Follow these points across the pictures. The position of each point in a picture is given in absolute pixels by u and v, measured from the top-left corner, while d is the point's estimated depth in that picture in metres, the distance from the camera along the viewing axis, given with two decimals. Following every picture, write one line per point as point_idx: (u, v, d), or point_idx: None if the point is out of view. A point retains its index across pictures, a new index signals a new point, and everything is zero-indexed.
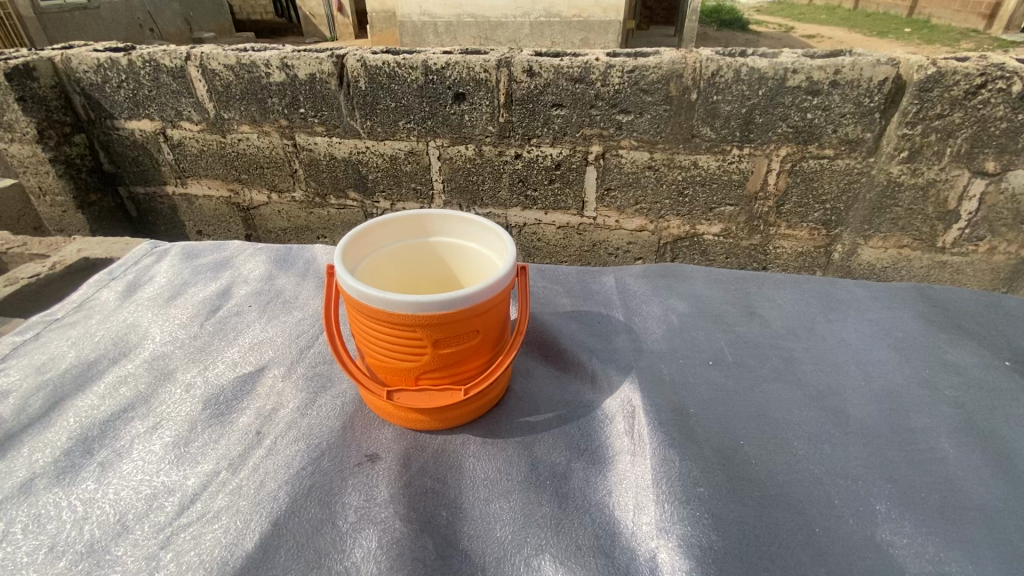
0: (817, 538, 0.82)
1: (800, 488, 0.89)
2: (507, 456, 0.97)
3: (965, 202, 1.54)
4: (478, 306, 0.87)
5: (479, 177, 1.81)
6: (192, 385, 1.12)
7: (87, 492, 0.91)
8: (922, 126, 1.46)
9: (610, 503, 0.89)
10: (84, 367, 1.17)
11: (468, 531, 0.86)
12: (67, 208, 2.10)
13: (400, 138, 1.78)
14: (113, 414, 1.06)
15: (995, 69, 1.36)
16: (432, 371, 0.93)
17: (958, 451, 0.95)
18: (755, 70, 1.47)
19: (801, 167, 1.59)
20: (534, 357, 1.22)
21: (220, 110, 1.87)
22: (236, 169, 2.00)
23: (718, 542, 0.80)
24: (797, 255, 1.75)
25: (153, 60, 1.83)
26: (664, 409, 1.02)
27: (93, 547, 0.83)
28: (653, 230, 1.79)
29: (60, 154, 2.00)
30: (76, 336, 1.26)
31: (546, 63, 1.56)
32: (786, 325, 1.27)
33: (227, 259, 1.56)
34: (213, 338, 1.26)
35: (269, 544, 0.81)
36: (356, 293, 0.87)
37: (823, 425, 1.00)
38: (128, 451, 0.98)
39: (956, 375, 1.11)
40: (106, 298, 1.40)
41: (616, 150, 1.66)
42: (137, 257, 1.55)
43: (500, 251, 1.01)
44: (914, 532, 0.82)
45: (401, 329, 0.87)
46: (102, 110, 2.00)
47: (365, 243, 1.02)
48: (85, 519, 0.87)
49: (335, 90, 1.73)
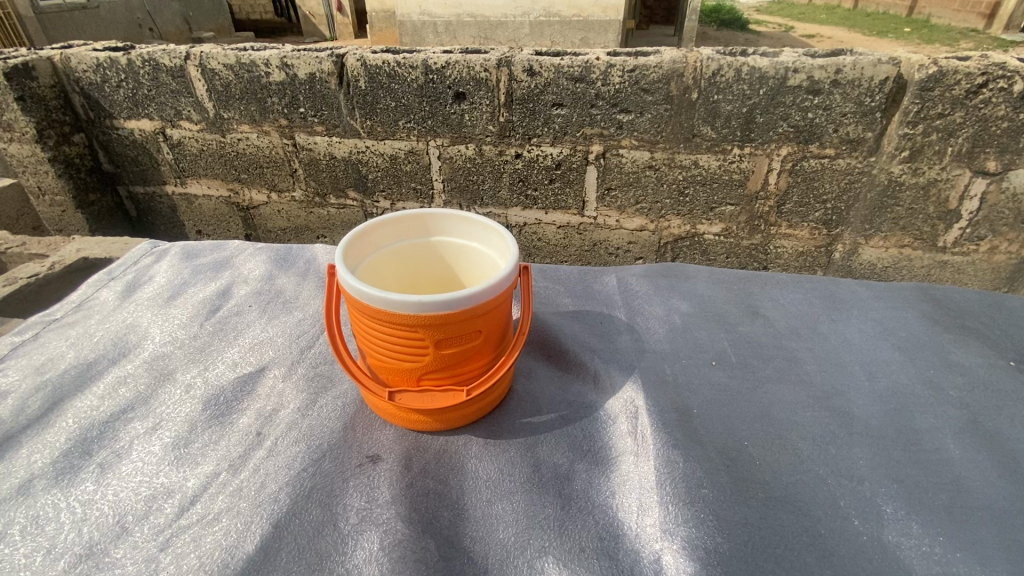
0: (823, 539, 0.81)
1: (805, 489, 0.88)
2: (509, 457, 0.97)
3: (966, 201, 1.53)
4: (480, 306, 0.86)
5: (479, 177, 1.80)
6: (192, 386, 1.12)
7: (86, 494, 0.90)
8: (923, 125, 1.45)
9: (614, 504, 0.88)
10: (83, 367, 1.17)
11: (471, 533, 0.85)
12: (66, 208, 2.10)
13: (400, 137, 1.77)
14: (112, 415, 1.05)
15: (996, 69, 1.36)
16: (434, 371, 0.93)
17: (963, 452, 0.94)
18: (755, 70, 1.47)
19: (802, 167, 1.58)
20: (535, 357, 1.21)
21: (219, 109, 1.86)
22: (236, 168, 1.99)
23: (723, 544, 0.79)
24: (798, 254, 1.74)
25: (152, 59, 1.82)
26: (667, 410, 1.01)
27: (92, 549, 0.82)
28: (654, 230, 1.79)
29: (59, 153, 2.00)
30: (75, 336, 1.26)
31: (546, 63, 1.56)
32: (789, 325, 1.27)
33: (227, 258, 1.55)
34: (213, 338, 1.25)
35: (270, 546, 0.81)
36: (357, 293, 0.87)
37: (828, 426, 0.99)
38: (127, 452, 0.98)
39: (960, 375, 1.10)
40: (106, 298, 1.39)
41: (617, 149, 1.65)
42: (137, 256, 1.54)
43: (502, 251, 1.01)
44: (921, 533, 0.82)
45: (402, 329, 0.86)
46: (102, 109, 1.99)
47: (367, 243, 1.01)
48: (84, 521, 0.86)
49: (334, 90, 1.72)
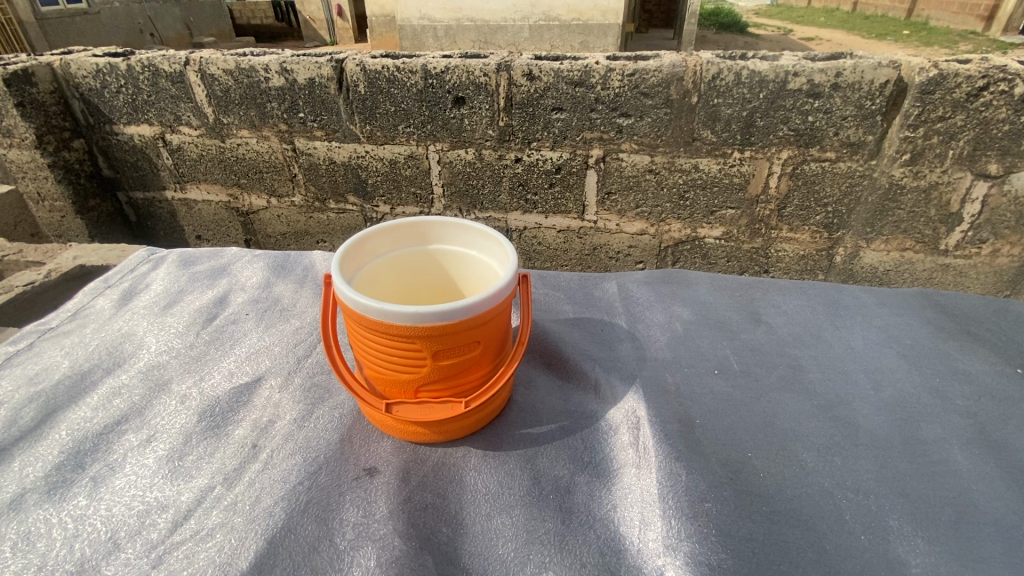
0: (829, 556, 0.79)
1: (809, 502, 0.86)
2: (509, 469, 0.95)
3: (968, 205, 1.52)
4: (479, 316, 0.85)
5: (479, 181, 1.79)
6: (187, 397, 1.10)
7: (78, 508, 0.89)
8: (925, 129, 1.44)
9: (615, 518, 0.86)
10: (77, 378, 1.15)
11: (469, 548, 0.83)
12: (65, 213, 2.09)
13: (399, 142, 1.76)
14: (106, 427, 1.04)
15: (997, 71, 1.34)
16: (432, 383, 0.91)
17: (971, 463, 0.93)
18: (755, 73, 1.46)
19: (802, 170, 1.57)
20: (535, 366, 1.20)
21: (219, 115, 1.85)
22: (235, 174, 1.98)
23: (727, 561, 0.77)
24: (799, 258, 1.73)
25: (152, 65, 1.81)
26: (669, 421, 1.00)
27: (83, 566, 0.81)
28: (654, 234, 1.77)
29: (59, 160, 1.99)
30: (70, 346, 1.24)
31: (546, 66, 1.55)
32: (792, 332, 1.25)
33: (225, 265, 1.54)
34: (209, 348, 1.24)
35: (264, 563, 0.79)
36: (353, 305, 0.85)
37: (833, 436, 0.98)
38: (121, 465, 0.96)
39: (967, 383, 1.08)
40: (102, 306, 1.38)
41: (617, 153, 1.64)
42: (133, 264, 1.53)
43: (500, 259, 0.99)
44: (929, 549, 0.80)
45: (400, 341, 0.85)
46: (101, 115, 1.98)
47: (363, 252, 1.00)
48: (75, 537, 0.85)
49: (333, 95, 1.71)
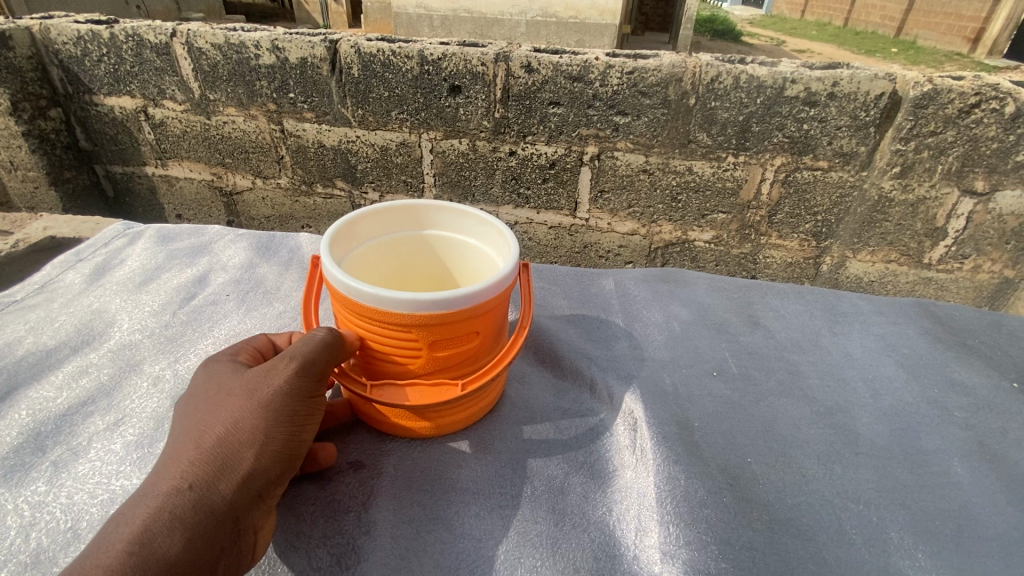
0: (829, 567, 0.77)
1: (810, 512, 0.84)
2: (501, 466, 0.91)
3: (954, 220, 1.52)
4: (478, 307, 0.80)
5: (471, 172, 1.74)
6: (161, 378, 1.04)
7: (38, 494, 0.82)
8: (916, 143, 1.43)
9: (610, 522, 0.83)
10: (43, 354, 1.08)
11: (457, 549, 0.79)
12: (38, 184, 1.98)
13: (391, 129, 1.70)
14: (71, 408, 0.97)
15: (990, 89, 1.34)
16: (424, 375, 0.86)
17: (970, 476, 0.91)
18: (753, 78, 1.43)
19: (795, 178, 1.55)
20: (530, 361, 1.16)
21: (205, 91, 1.78)
22: (220, 153, 1.90)
23: (726, 570, 0.75)
24: (786, 265, 1.71)
25: (137, 35, 1.72)
26: (667, 423, 0.96)
27: (39, 557, 0.75)
28: (645, 235, 1.75)
29: (34, 128, 1.88)
30: (36, 320, 1.17)
31: (545, 59, 1.50)
32: (792, 337, 1.23)
33: (207, 244, 1.47)
34: (186, 328, 1.18)
35: None
36: (345, 289, 0.80)
37: (833, 444, 0.96)
38: (86, 449, 0.90)
39: (965, 396, 1.08)
40: (72, 280, 1.30)
41: (611, 152, 1.61)
42: (108, 237, 1.45)
43: (500, 248, 0.95)
44: (929, 563, 0.78)
45: (394, 329, 0.80)
46: (80, 84, 1.88)
47: (355, 233, 0.94)
48: (32, 526, 0.78)
49: (325, 76, 1.64)
